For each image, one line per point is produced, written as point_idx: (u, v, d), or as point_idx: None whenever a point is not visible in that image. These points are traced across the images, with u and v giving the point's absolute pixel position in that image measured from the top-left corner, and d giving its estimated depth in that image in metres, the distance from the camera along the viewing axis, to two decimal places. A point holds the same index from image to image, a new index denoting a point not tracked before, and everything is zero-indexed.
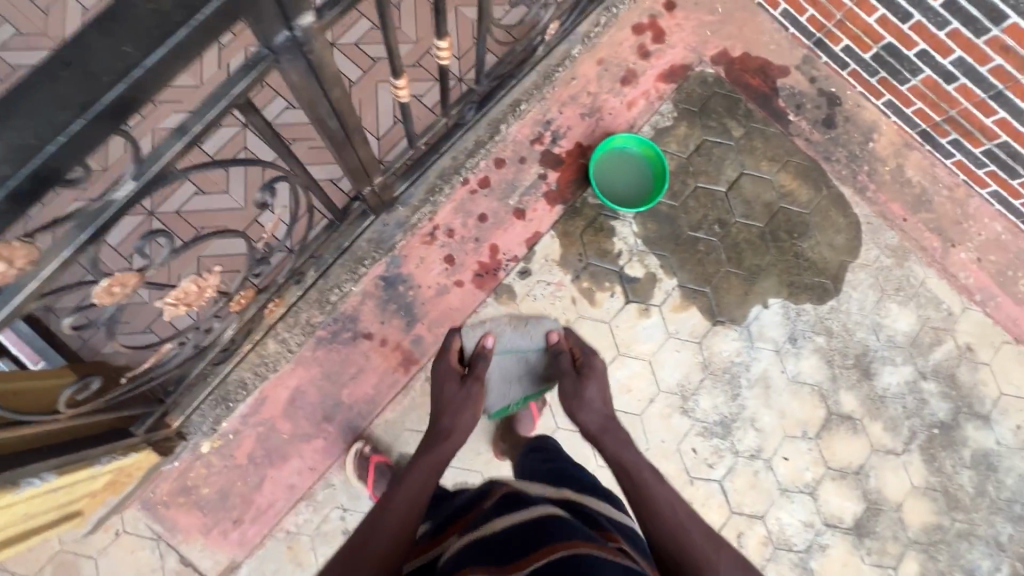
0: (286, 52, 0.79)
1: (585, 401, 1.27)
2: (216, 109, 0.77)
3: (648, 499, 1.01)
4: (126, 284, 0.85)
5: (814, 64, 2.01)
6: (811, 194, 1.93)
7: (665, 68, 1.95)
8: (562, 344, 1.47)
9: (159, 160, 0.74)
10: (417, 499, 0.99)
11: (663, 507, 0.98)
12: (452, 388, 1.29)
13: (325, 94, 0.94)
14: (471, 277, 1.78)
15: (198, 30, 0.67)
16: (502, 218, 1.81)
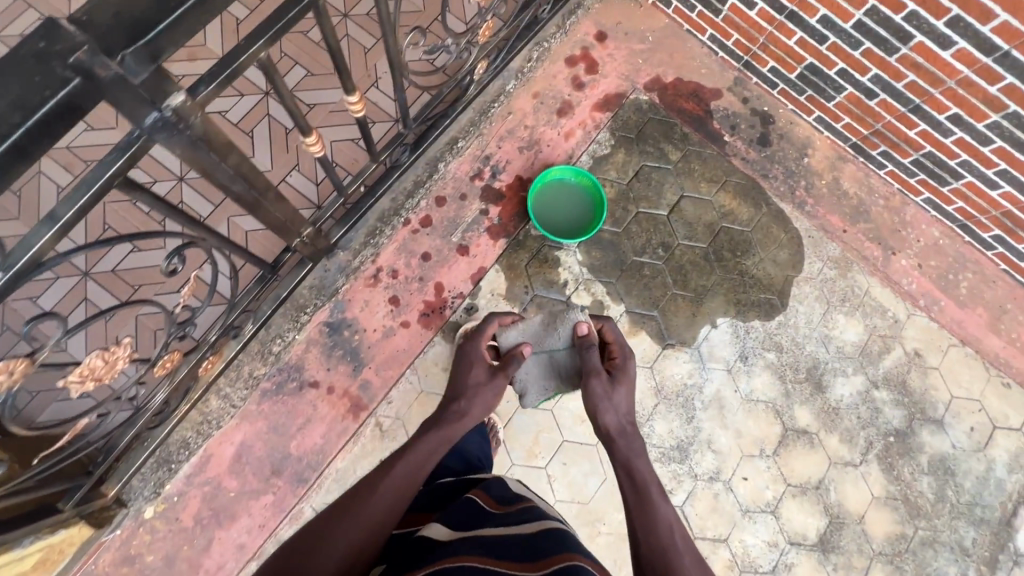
0: (160, 131, 0.78)
1: (610, 401, 1.21)
2: (89, 195, 0.76)
3: (644, 514, 0.99)
4: (13, 370, 0.83)
5: (745, 84, 2.06)
6: (752, 212, 1.96)
7: (599, 97, 1.98)
8: (593, 337, 1.39)
9: (28, 251, 0.73)
10: (406, 484, 1.03)
11: (660, 526, 0.96)
12: (477, 375, 1.28)
13: (221, 162, 0.93)
14: (417, 317, 1.76)
15: (44, 125, 0.65)
16: (445, 256, 1.81)
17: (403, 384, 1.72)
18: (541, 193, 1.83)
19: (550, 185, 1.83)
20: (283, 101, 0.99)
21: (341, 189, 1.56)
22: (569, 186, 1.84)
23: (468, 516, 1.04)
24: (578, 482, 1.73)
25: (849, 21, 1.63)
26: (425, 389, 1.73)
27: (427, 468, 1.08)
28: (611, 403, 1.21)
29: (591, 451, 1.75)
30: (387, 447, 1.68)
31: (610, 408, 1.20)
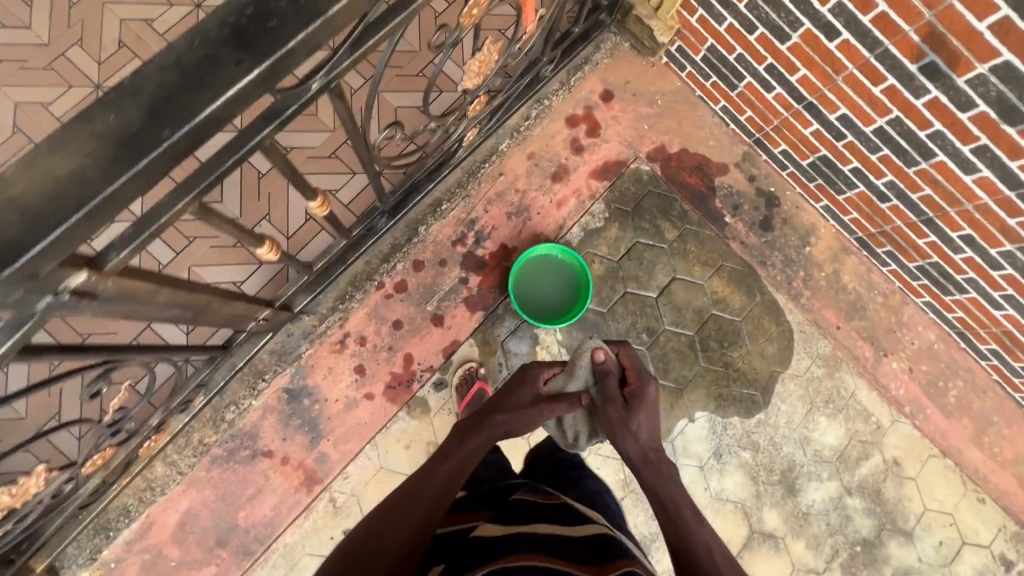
0: (57, 309, 0.68)
1: (627, 424, 1.17)
2: None
3: (688, 545, 0.96)
4: None
5: (754, 161, 1.93)
6: (744, 300, 1.87)
7: (597, 164, 1.86)
8: (609, 365, 1.28)
9: None
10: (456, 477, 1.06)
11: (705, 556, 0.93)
12: (518, 400, 1.21)
13: (147, 303, 0.84)
14: (383, 389, 1.68)
15: None
16: (418, 326, 1.71)
17: (362, 460, 1.65)
18: (524, 269, 1.72)
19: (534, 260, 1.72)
20: (223, 228, 0.90)
21: (306, 263, 1.46)
22: (554, 266, 1.74)
23: (518, 516, 1.02)
24: None
25: (871, 125, 1.51)
26: (384, 466, 1.65)
27: (478, 456, 1.12)
28: (629, 424, 1.17)
29: None
30: (339, 525, 1.62)
31: (625, 431, 1.17)
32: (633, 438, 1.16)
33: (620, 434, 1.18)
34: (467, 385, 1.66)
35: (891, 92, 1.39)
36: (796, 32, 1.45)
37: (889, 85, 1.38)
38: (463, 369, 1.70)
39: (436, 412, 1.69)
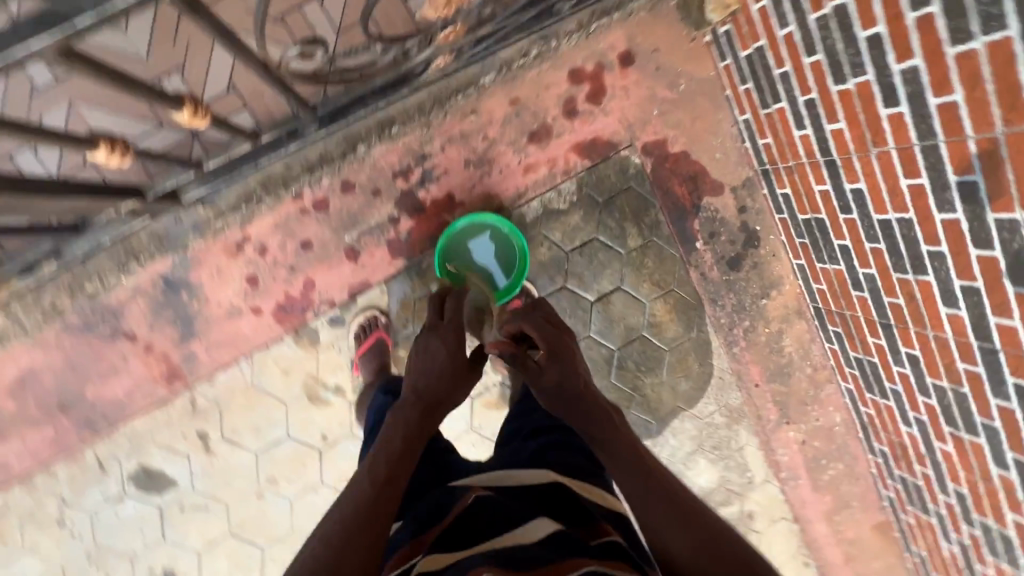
0: None
1: (562, 382, 1.08)
2: None
3: (647, 510, 0.88)
4: None
5: (753, 191, 1.74)
6: (679, 331, 1.78)
7: (585, 137, 1.61)
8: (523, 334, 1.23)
9: None
10: (405, 462, 0.90)
11: (667, 524, 0.85)
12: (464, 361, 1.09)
13: None
14: (273, 308, 1.53)
15: None
16: (329, 253, 1.53)
17: (233, 371, 1.55)
18: (457, 239, 1.55)
19: (466, 229, 1.55)
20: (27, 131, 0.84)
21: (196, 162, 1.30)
22: (489, 234, 1.56)
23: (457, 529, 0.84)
24: None
25: (881, 214, 1.32)
26: (255, 384, 1.57)
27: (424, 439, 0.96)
28: (566, 379, 1.09)
29: None
30: (193, 425, 1.56)
31: (558, 386, 1.08)
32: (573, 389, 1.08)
33: (552, 399, 1.08)
34: (363, 336, 1.53)
35: (917, 191, 1.19)
36: (855, 78, 1.20)
37: (920, 184, 1.18)
38: (366, 315, 1.57)
39: (325, 347, 1.58)
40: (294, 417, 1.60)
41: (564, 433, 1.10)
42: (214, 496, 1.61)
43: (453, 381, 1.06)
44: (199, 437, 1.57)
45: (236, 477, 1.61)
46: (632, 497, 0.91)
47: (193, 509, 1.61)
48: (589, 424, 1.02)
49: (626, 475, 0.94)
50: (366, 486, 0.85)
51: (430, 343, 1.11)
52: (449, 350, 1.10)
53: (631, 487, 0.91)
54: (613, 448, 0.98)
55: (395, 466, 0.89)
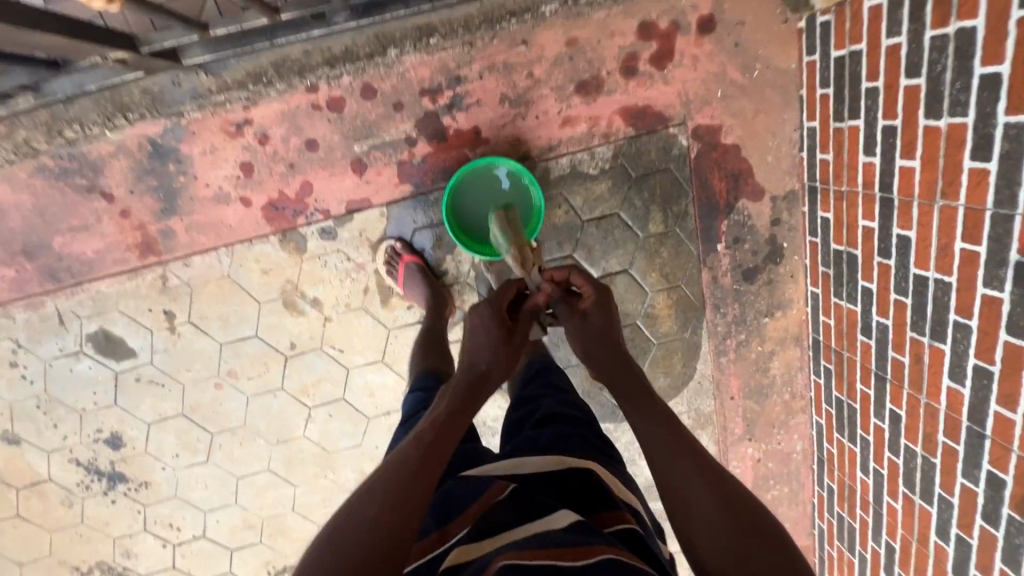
0: None
1: (605, 330, 1.17)
2: None
3: (673, 464, 0.91)
4: None
5: (792, 205, 1.62)
6: (673, 329, 1.73)
7: (636, 102, 1.46)
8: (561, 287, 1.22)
9: None
10: (452, 429, 0.91)
11: (691, 479, 0.89)
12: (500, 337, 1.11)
13: None
14: (264, 203, 1.44)
15: None
16: (334, 160, 1.42)
17: (210, 258, 1.48)
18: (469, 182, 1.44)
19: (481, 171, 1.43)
20: None
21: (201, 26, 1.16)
22: (505, 180, 1.45)
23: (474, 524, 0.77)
24: (332, 434, 1.72)
25: (920, 270, 1.23)
26: (231, 277, 1.50)
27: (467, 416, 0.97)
28: (604, 333, 1.16)
29: (361, 421, 1.72)
30: (161, 302, 1.50)
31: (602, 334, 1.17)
32: (609, 339, 1.17)
33: (589, 346, 1.16)
34: (394, 268, 1.49)
35: (968, 258, 1.10)
36: (950, 118, 1.06)
37: (975, 251, 1.08)
38: (381, 241, 1.51)
39: (310, 256, 1.50)
40: (266, 318, 1.56)
41: (572, 423, 1.01)
42: (169, 375, 1.58)
43: (500, 353, 1.09)
44: (164, 315, 1.52)
45: (196, 363, 1.58)
46: (660, 450, 0.94)
47: (148, 383, 1.59)
48: (624, 380, 1.10)
49: (654, 428, 0.98)
50: (416, 446, 0.86)
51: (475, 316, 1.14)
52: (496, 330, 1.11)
53: (656, 446, 0.95)
54: (647, 406, 1.03)
55: (440, 430, 0.90)
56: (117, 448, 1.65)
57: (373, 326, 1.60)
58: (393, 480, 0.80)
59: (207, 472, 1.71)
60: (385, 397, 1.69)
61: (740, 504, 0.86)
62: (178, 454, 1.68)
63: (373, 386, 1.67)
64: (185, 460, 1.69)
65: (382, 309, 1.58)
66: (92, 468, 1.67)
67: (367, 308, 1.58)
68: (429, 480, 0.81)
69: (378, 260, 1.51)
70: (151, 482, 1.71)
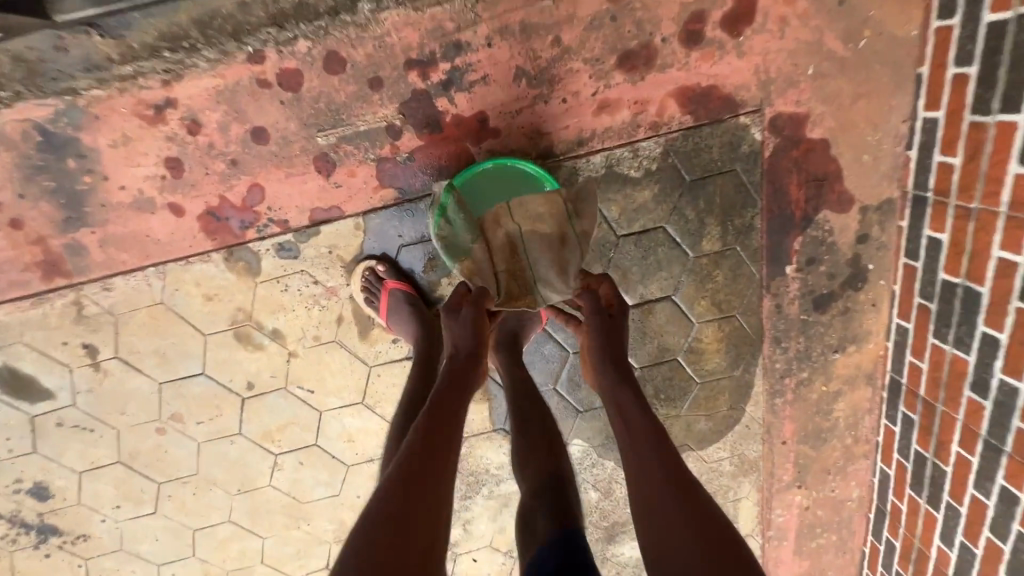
0: None
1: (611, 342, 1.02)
2: None
3: (649, 479, 0.79)
4: None
5: (886, 218, 1.26)
6: (721, 366, 1.40)
7: (698, 81, 1.08)
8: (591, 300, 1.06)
9: None
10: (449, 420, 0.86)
11: (676, 525, 0.73)
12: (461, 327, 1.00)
13: None
14: (200, 211, 1.09)
15: None
16: (291, 156, 1.07)
17: (136, 280, 1.15)
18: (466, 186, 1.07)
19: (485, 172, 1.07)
20: None
21: None
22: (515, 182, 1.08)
23: None
24: (304, 483, 1.43)
25: None
26: (165, 303, 1.17)
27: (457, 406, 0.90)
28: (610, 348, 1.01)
29: (338, 470, 1.42)
30: (78, 334, 1.19)
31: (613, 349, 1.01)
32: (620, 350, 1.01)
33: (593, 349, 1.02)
34: (375, 296, 1.17)
35: None
36: None
37: None
38: (354, 261, 1.17)
39: (266, 279, 1.17)
40: (214, 353, 1.24)
41: None
42: (98, 419, 1.28)
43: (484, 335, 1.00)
44: (83, 349, 1.20)
45: (130, 405, 1.27)
46: (641, 465, 0.82)
47: (72, 429, 1.29)
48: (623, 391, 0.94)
49: (643, 445, 0.85)
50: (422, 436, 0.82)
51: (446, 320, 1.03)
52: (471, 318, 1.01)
53: (643, 479, 0.81)
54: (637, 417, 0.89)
55: (438, 415, 0.86)
56: (44, 499, 1.37)
57: (349, 363, 1.28)
58: (404, 478, 0.76)
59: (155, 524, 1.43)
60: (367, 443, 1.39)
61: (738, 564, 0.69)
62: (119, 506, 1.40)
63: (352, 430, 1.37)
64: (128, 511, 1.41)
65: (360, 342, 1.26)
66: (17, 521, 1.39)
67: (342, 342, 1.26)
68: (437, 483, 0.77)
69: (354, 286, 1.18)
70: (90, 535, 1.43)
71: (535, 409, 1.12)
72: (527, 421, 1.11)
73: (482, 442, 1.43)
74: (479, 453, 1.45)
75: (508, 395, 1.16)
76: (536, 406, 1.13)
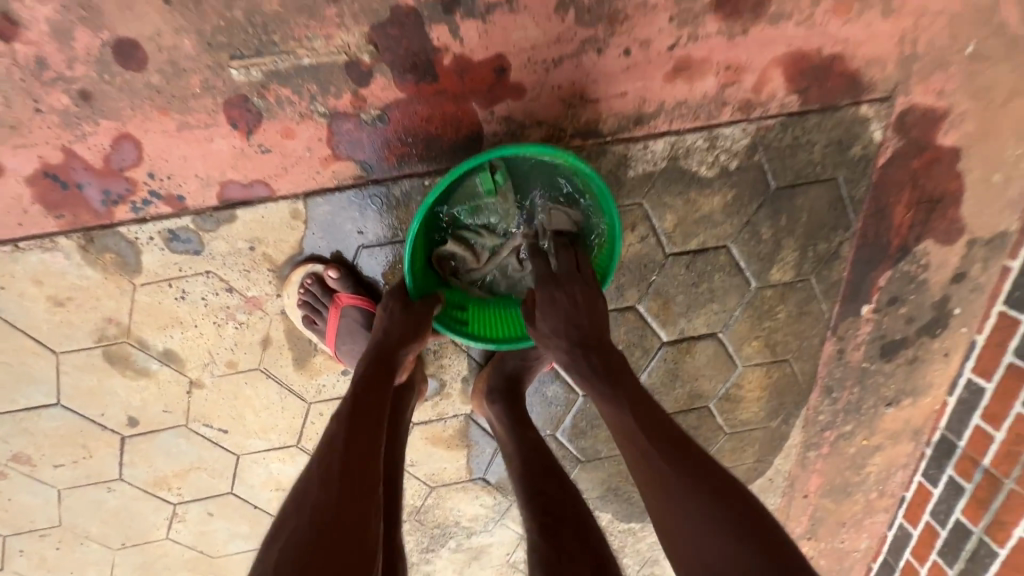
0: None
1: (578, 311, 0.73)
2: None
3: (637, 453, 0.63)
4: None
5: (992, 255, 0.99)
6: (758, 415, 1.13)
7: (820, 46, 0.74)
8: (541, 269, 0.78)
9: None
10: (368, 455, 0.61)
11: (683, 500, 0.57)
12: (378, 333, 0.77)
13: None
14: (32, 170, 0.67)
15: None
16: (185, 95, 0.65)
17: None
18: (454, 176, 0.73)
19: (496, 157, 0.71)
20: None
21: None
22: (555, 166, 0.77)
23: None
24: (214, 536, 1.08)
25: None
26: None
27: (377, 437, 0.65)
28: (577, 322, 0.72)
29: (261, 523, 1.07)
30: None
31: (570, 319, 0.73)
32: (589, 320, 0.72)
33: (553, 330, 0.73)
34: (320, 318, 0.81)
35: None
36: None
37: None
38: (291, 266, 0.80)
39: (152, 281, 0.78)
40: (74, 378, 0.85)
41: None
42: None
43: (411, 330, 0.76)
44: None
45: None
46: (625, 437, 0.65)
47: None
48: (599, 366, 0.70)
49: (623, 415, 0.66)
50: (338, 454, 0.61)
51: (377, 314, 0.80)
52: (400, 312, 0.77)
53: (648, 483, 0.61)
54: (626, 380, 0.68)
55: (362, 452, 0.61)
56: None
57: (280, 398, 0.92)
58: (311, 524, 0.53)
59: None
60: None
61: (780, 548, 0.53)
62: None
63: (282, 479, 1.02)
64: None
65: (296, 372, 0.90)
66: None
67: (269, 371, 0.89)
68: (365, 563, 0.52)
69: (288, 298, 0.81)
70: None
71: (558, 501, 0.76)
72: (550, 518, 0.74)
73: (455, 493, 1.12)
74: (448, 505, 1.14)
75: (516, 478, 0.81)
76: (557, 489, 0.78)
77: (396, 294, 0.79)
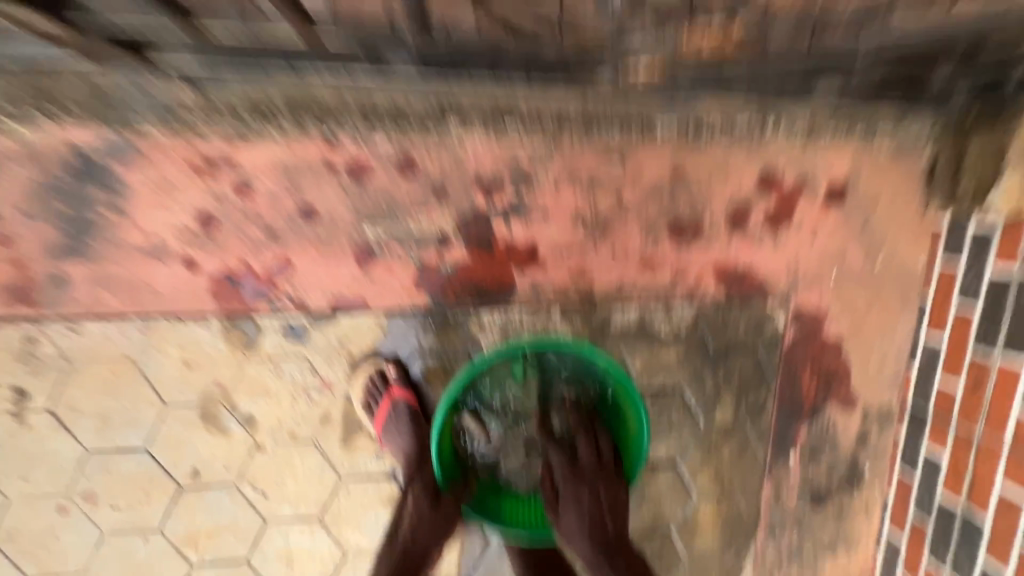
0: None
1: (585, 514, 1.00)
2: None
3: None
4: None
5: (885, 424, 1.29)
6: (712, 547, 1.30)
7: (737, 262, 1.14)
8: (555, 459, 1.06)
9: None
10: None
11: None
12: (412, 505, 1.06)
13: None
14: (216, 271, 1.01)
15: None
16: (333, 240, 1.03)
17: (113, 328, 1.02)
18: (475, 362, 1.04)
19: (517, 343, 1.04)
20: None
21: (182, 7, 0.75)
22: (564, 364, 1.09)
23: None
24: None
25: None
26: (136, 361, 1.03)
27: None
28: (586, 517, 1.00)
29: None
30: (12, 373, 1.01)
31: (586, 534, 0.99)
32: (609, 524, 1.00)
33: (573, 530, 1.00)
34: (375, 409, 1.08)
35: None
36: None
37: None
38: (362, 363, 1.09)
39: (261, 358, 1.06)
40: (169, 427, 1.07)
41: None
42: None
43: (434, 531, 1.05)
44: (9, 393, 1.02)
45: (39, 471, 1.06)
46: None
47: None
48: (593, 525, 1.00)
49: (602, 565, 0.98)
50: None
51: (405, 496, 1.07)
52: (430, 506, 1.06)
53: None
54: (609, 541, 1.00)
55: None
56: None
57: (320, 470, 1.13)
58: None
59: None
60: (308, 569, 1.17)
61: None
62: None
63: (296, 551, 1.16)
64: None
65: (340, 449, 1.12)
66: None
67: (320, 444, 1.11)
68: None
69: (354, 388, 1.09)
70: None
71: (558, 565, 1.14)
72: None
73: None
74: None
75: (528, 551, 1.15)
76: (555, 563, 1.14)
77: (429, 489, 1.07)
